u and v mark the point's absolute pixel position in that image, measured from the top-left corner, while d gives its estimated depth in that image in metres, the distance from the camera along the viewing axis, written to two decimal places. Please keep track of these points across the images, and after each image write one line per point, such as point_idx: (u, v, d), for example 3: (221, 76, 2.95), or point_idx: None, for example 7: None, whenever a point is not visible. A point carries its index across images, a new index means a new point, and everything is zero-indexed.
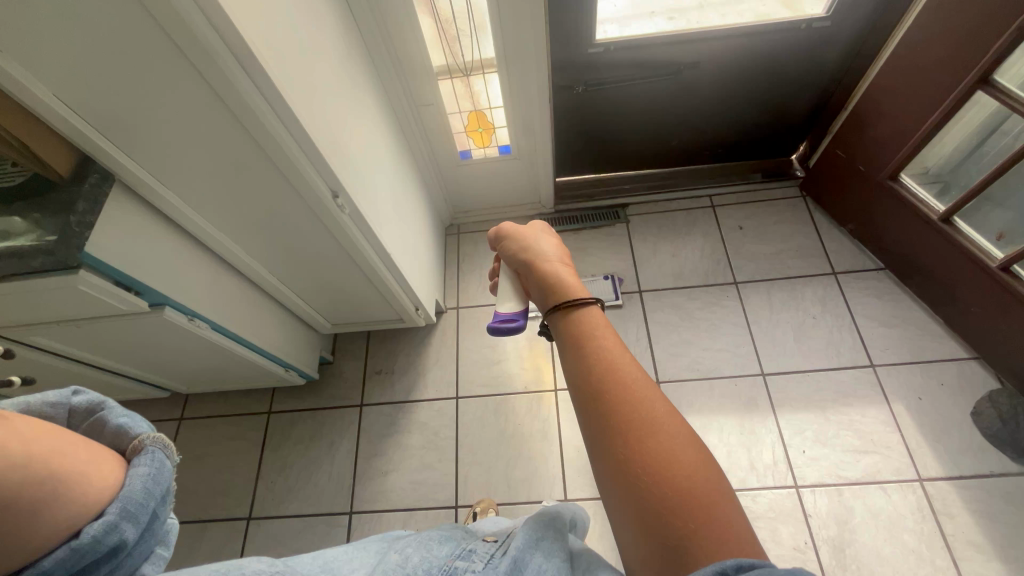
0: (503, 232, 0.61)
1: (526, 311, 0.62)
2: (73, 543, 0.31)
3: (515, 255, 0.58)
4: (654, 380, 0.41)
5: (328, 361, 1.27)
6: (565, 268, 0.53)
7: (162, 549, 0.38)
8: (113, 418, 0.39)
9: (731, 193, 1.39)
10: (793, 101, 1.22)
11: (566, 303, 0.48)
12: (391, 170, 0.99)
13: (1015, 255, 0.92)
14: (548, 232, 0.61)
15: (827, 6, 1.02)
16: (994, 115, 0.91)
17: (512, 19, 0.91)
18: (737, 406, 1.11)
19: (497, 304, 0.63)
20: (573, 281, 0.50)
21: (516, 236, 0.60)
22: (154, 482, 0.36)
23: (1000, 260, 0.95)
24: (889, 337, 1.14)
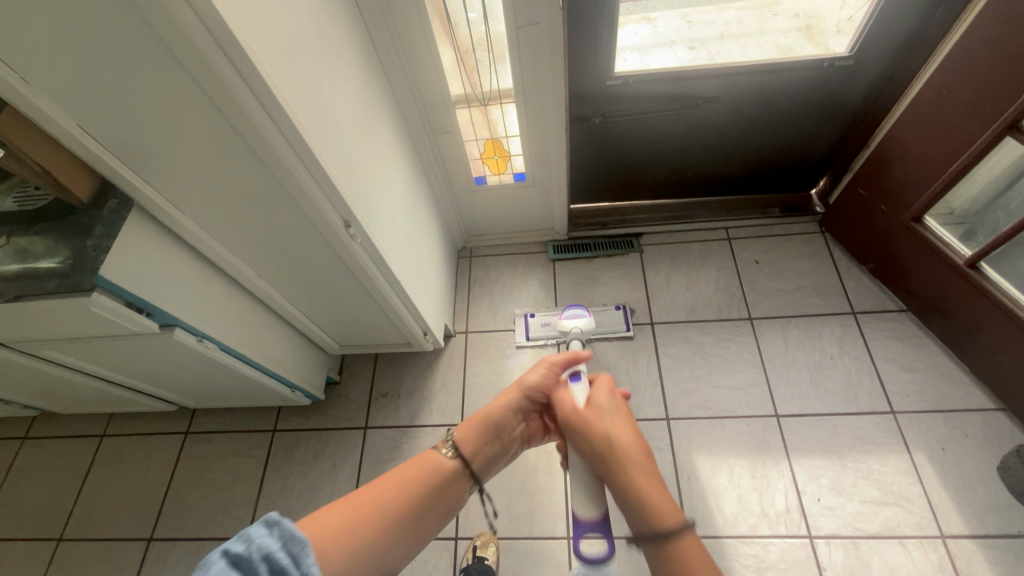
0: (573, 415, 0.66)
1: (605, 519, 0.63)
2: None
3: (592, 449, 0.63)
4: None
5: (335, 381, 1.26)
6: (646, 471, 0.58)
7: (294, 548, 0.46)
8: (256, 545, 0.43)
9: (748, 225, 1.37)
10: (814, 137, 1.20)
11: (659, 530, 0.53)
12: (405, 197, 0.99)
13: None
14: (617, 411, 0.65)
15: (850, 46, 1.01)
16: None
17: (531, 50, 0.91)
18: (749, 448, 1.07)
19: (574, 507, 0.64)
20: (660, 497, 0.55)
21: (589, 428, 0.64)
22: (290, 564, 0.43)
23: None
24: (911, 383, 1.10)
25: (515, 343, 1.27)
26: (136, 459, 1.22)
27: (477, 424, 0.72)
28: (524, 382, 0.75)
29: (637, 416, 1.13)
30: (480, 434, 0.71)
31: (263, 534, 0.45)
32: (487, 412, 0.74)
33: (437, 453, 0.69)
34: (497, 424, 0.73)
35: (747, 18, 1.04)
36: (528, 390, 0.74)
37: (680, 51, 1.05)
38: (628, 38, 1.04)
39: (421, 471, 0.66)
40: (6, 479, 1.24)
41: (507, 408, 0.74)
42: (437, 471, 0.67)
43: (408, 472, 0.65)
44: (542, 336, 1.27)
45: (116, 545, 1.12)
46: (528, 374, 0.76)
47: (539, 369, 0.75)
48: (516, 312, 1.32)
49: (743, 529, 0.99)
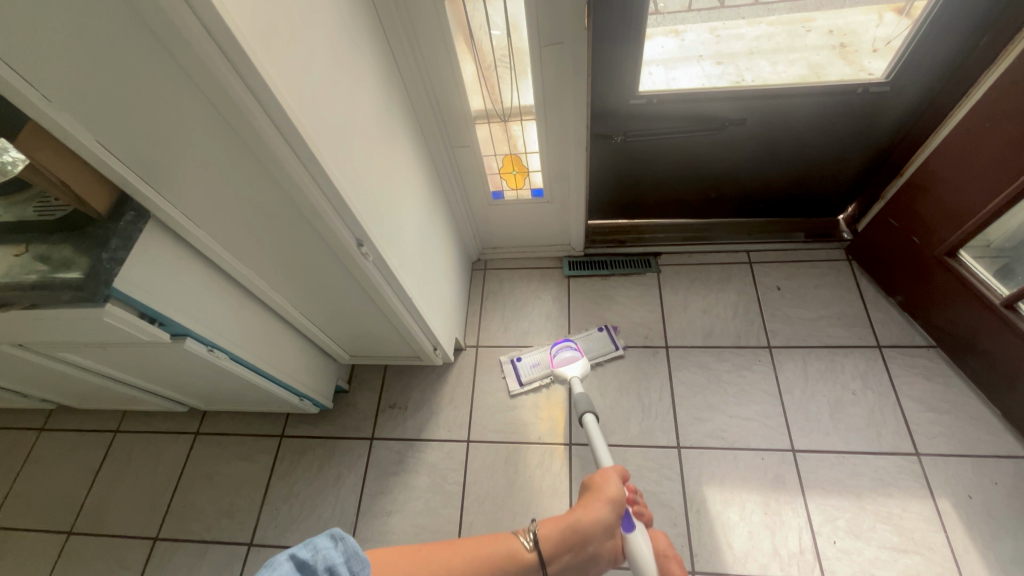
0: None
1: None
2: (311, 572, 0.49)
3: None
4: None
5: (343, 390, 1.26)
6: None
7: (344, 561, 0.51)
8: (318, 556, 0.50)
9: (771, 249, 1.33)
10: (844, 162, 1.16)
11: None
12: (420, 213, 0.98)
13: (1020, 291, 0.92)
14: None
15: (888, 71, 0.97)
16: None
17: (554, 67, 0.90)
18: (763, 483, 1.04)
19: None
20: None
21: None
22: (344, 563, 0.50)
23: (1005, 297, 0.94)
24: (937, 424, 1.05)
25: (509, 393, 1.21)
26: (146, 457, 1.24)
27: (562, 527, 0.71)
28: (608, 493, 0.79)
29: (647, 442, 1.11)
30: (565, 538, 0.71)
31: (329, 546, 0.50)
32: (575, 521, 0.73)
33: (514, 542, 0.66)
34: (584, 531, 0.73)
35: (778, 34, 0.98)
36: (612, 501, 0.78)
37: (707, 67, 1.02)
38: (654, 51, 1.00)
39: (496, 559, 0.63)
40: (21, 469, 1.27)
41: (594, 521, 0.74)
42: (516, 564, 0.64)
43: (482, 550, 0.63)
44: (535, 377, 1.22)
45: (123, 542, 1.14)
46: (606, 485, 0.80)
47: (614, 482, 0.82)
48: (502, 359, 1.26)
49: (753, 568, 0.96)
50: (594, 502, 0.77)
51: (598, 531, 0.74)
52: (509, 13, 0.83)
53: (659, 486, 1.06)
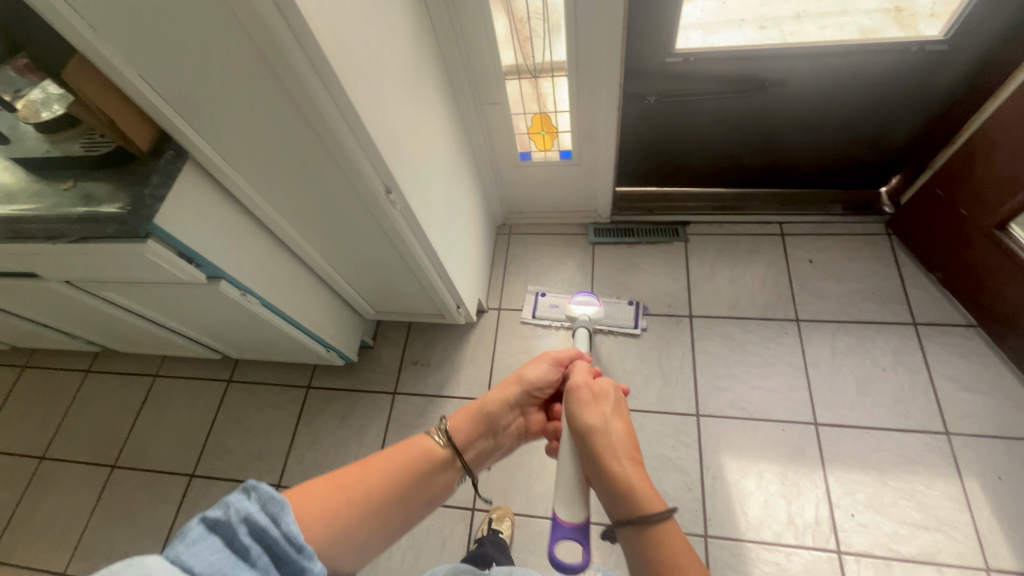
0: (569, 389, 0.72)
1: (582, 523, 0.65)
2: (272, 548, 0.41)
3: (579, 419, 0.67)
4: (633, 460, 0.61)
5: (368, 345, 1.29)
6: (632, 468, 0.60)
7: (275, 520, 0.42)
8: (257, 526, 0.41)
9: (806, 222, 1.28)
10: (892, 129, 1.10)
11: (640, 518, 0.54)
12: (447, 167, 0.97)
13: None
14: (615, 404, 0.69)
15: (946, 29, 0.90)
16: None
17: (587, 18, 0.87)
18: (783, 454, 1.03)
19: (556, 506, 0.66)
20: (642, 484, 0.57)
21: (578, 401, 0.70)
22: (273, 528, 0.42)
23: None
24: (971, 404, 1.02)
25: (521, 318, 1.27)
26: (182, 400, 1.31)
27: (470, 414, 0.73)
28: (523, 375, 0.78)
29: (666, 409, 1.11)
30: (472, 425, 0.73)
31: (242, 499, 0.42)
32: (483, 403, 0.75)
33: (427, 439, 0.69)
34: (491, 413, 0.75)
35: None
36: (528, 379, 0.78)
37: (748, 31, 0.98)
38: (693, 14, 0.97)
39: (411, 456, 0.66)
40: (71, 405, 1.35)
41: (499, 399, 0.76)
42: (428, 457, 0.67)
43: (397, 455, 0.65)
44: (548, 317, 1.26)
45: (162, 477, 1.21)
46: (525, 368, 0.79)
47: (538, 366, 0.79)
48: (529, 289, 1.31)
49: (767, 535, 0.96)
50: (513, 378, 0.79)
51: (505, 412, 0.76)
52: None
53: (676, 451, 1.06)
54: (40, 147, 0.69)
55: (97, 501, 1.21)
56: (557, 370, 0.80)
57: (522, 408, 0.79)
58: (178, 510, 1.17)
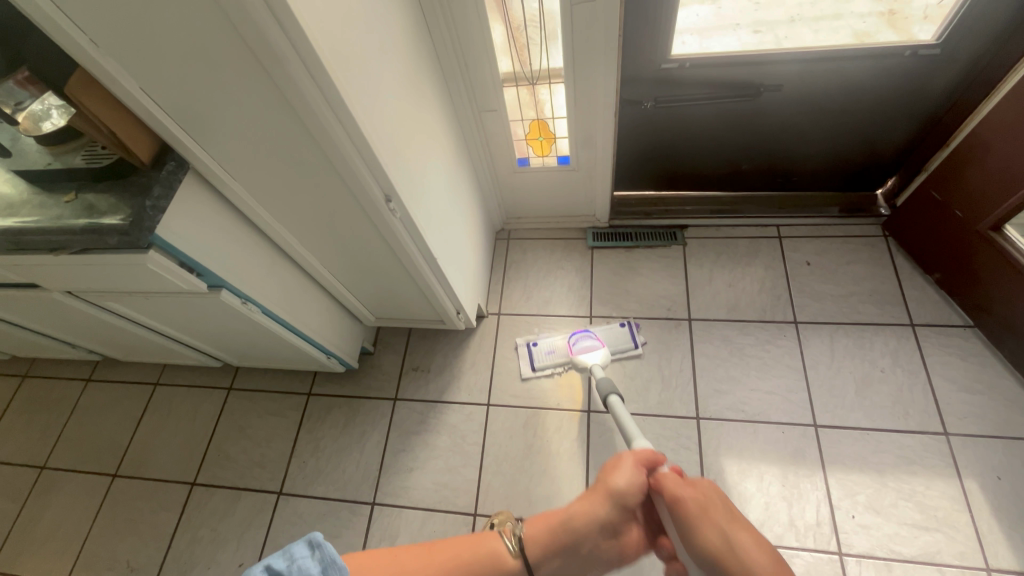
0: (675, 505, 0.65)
1: None
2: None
3: (706, 547, 0.60)
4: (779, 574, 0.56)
5: (368, 352, 1.30)
6: None
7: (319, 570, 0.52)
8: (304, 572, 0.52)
9: (802, 224, 1.29)
10: (886, 132, 1.11)
11: None
12: (445, 175, 0.98)
13: None
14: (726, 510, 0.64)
15: (938, 33, 0.92)
16: None
17: (583, 25, 0.87)
18: (784, 456, 1.03)
19: None
20: None
21: (697, 523, 0.62)
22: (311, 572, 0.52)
23: None
24: (969, 404, 1.03)
25: (521, 324, 1.28)
26: (183, 408, 1.31)
27: (551, 526, 0.67)
28: (611, 486, 0.69)
29: (666, 412, 1.11)
30: (556, 547, 0.66)
31: (305, 553, 0.53)
32: (567, 521, 0.67)
33: (497, 542, 0.66)
34: (577, 531, 0.67)
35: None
36: (616, 492, 0.69)
37: (743, 36, 0.98)
38: (688, 19, 0.97)
39: (479, 555, 0.64)
40: (71, 415, 1.35)
41: (586, 516, 0.67)
42: (500, 565, 0.64)
43: (464, 551, 0.64)
44: (547, 364, 1.20)
45: (163, 486, 1.21)
46: (610, 477, 0.71)
47: (623, 472, 0.70)
48: (519, 340, 1.25)
49: (768, 538, 0.96)
50: (598, 489, 0.70)
51: (592, 532, 0.67)
52: None
53: (676, 455, 1.06)
54: (41, 159, 0.70)
55: (99, 511, 1.21)
56: (644, 479, 0.71)
57: (612, 524, 0.69)
58: (179, 518, 1.17)
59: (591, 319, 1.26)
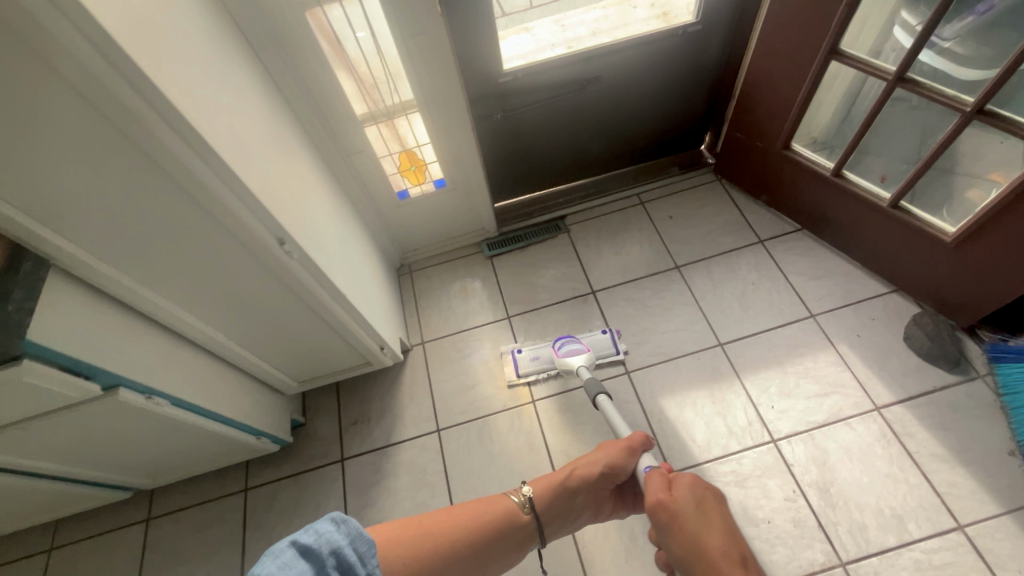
0: (651, 507, 0.69)
1: None
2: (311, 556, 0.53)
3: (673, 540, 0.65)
4: None
5: (300, 423, 1.23)
6: None
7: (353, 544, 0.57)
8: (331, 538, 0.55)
9: (656, 188, 1.50)
10: (689, 97, 1.36)
11: None
12: (331, 217, 1.00)
13: (840, 160, 1.12)
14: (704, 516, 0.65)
15: (695, 13, 1.16)
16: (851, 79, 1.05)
17: (420, 55, 0.97)
18: (705, 378, 1.17)
19: None
20: None
21: (674, 541, 0.65)
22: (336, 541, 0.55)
23: (833, 167, 1.15)
24: (820, 287, 1.25)
25: (447, 345, 1.31)
26: (95, 561, 1.12)
27: (554, 484, 0.85)
28: (598, 459, 0.86)
29: (600, 376, 1.20)
30: (549, 499, 0.84)
31: (331, 529, 0.55)
32: (562, 480, 0.86)
33: (512, 500, 0.83)
34: (569, 490, 0.85)
35: (610, 15, 1.20)
36: (603, 463, 0.85)
37: (559, 51, 1.17)
38: (513, 47, 1.16)
39: (498, 515, 0.79)
40: None
41: (576, 476, 0.85)
42: (512, 516, 0.80)
43: (477, 511, 0.78)
44: (532, 370, 1.22)
45: None
46: (601, 453, 0.87)
47: (611, 450, 0.86)
48: (502, 349, 1.28)
49: (717, 451, 1.08)
50: (589, 459, 0.87)
51: (582, 489, 0.85)
52: (368, 12, 0.88)
53: (622, 410, 1.15)
54: None
55: None
56: (628, 456, 0.85)
57: (599, 485, 0.86)
58: None
59: (511, 319, 1.33)
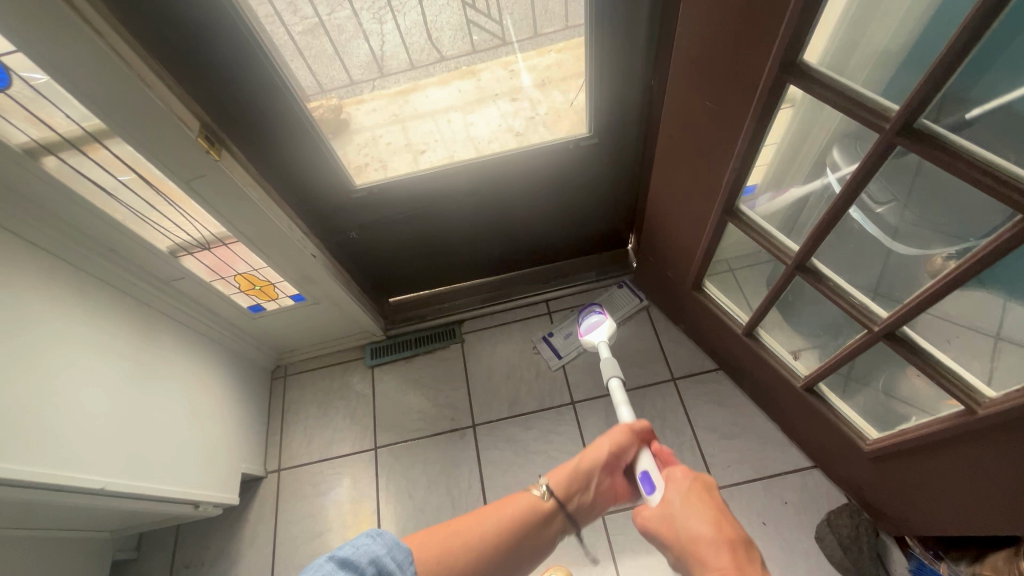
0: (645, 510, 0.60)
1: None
2: (341, 562, 0.48)
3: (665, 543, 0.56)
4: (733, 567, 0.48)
5: (129, 559, 1.10)
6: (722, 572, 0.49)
7: (398, 556, 0.52)
8: (365, 548, 0.50)
9: (567, 294, 1.31)
10: (598, 205, 1.15)
11: None
12: (118, 374, 0.85)
13: (750, 322, 0.91)
14: (688, 500, 0.57)
15: (589, 126, 0.96)
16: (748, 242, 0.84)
17: (217, 194, 0.80)
18: (575, 558, 1.01)
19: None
20: None
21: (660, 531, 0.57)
22: (373, 553, 0.50)
23: (745, 325, 0.93)
24: (730, 450, 1.05)
25: (303, 476, 1.16)
26: None
27: (567, 474, 0.68)
28: (598, 446, 0.69)
29: None
30: (568, 484, 0.68)
31: (369, 542, 0.51)
32: (575, 467, 0.69)
33: (530, 494, 0.67)
34: (582, 477, 0.68)
35: (567, 61, 0.91)
36: (602, 450, 0.69)
37: (502, 104, 0.99)
38: (452, 94, 0.97)
39: (518, 514, 0.64)
40: None
41: (586, 462, 0.69)
42: (536, 514, 0.65)
43: (502, 512, 0.64)
44: (570, 348, 1.22)
45: None
46: (600, 441, 0.69)
47: (608, 436, 0.69)
48: (535, 336, 1.26)
49: None
50: (592, 446, 0.70)
51: (593, 477, 0.69)
52: (122, 156, 0.72)
53: None
54: None
55: None
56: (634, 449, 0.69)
57: (615, 477, 0.70)
58: None
59: (377, 451, 1.17)
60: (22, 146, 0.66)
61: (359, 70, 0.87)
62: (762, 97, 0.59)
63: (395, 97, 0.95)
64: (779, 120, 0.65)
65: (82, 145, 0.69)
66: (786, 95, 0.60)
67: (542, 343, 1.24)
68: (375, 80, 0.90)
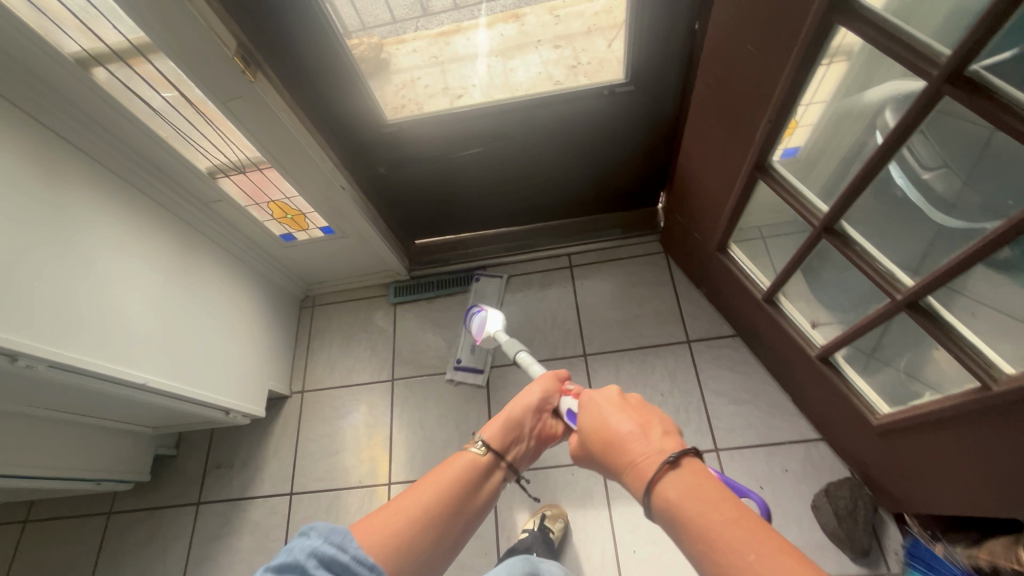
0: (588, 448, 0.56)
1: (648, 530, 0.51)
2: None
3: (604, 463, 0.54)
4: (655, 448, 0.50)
5: (169, 455, 1.22)
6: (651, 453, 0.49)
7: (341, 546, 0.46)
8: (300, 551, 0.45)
9: (592, 250, 1.30)
10: (629, 158, 1.12)
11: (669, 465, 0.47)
12: (160, 285, 0.92)
13: (772, 288, 0.89)
14: (609, 410, 0.56)
15: (626, 71, 0.93)
16: (776, 203, 0.81)
17: (252, 118, 0.82)
18: (571, 500, 1.05)
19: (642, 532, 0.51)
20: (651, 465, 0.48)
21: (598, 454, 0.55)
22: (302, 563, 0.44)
23: (766, 291, 0.92)
24: (738, 415, 1.05)
25: (325, 399, 1.24)
26: None
27: (500, 421, 0.63)
28: (525, 400, 0.66)
29: None
30: (504, 433, 0.62)
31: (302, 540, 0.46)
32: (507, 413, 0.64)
33: (468, 453, 0.60)
34: (517, 427, 0.64)
35: (616, 7, 0.87)
36: (530, 401, 0.66)
37: (546, 52, 0.95)
38: (493, 39, 0.92)
39: (459, 473, 0.57)
40: None
41: (519, 412, 0.65)
42: (476, 474, 0.59)
43: (437, 472, 0.57)
44: (480, 359, 1.21)
45: None
46: (525, 393, 0.67)
47: (534, 387, 0.67)
48: (446, 374, 1.21)
49: None
50: (517, 402, 0.66)
51: (529, 425, 0.65)
52: (165, 73, 0.75)
53: None
54: None
55: None
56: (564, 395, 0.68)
57: (545, 427, 0.67)
58: None
59: (393, 383, 1.23)
60: (75, 56, 0.70)
61: (402, 10, 0.84)
62: (805, 39, 0.56)
63: (437, 38, 0.92)
64: (833, 71, 0.60)
65: (127, 58, 0.72)
66: (836, 40, 0.56)
67: (457, 369, 1.21)
68: (418, 18, 0.87)
